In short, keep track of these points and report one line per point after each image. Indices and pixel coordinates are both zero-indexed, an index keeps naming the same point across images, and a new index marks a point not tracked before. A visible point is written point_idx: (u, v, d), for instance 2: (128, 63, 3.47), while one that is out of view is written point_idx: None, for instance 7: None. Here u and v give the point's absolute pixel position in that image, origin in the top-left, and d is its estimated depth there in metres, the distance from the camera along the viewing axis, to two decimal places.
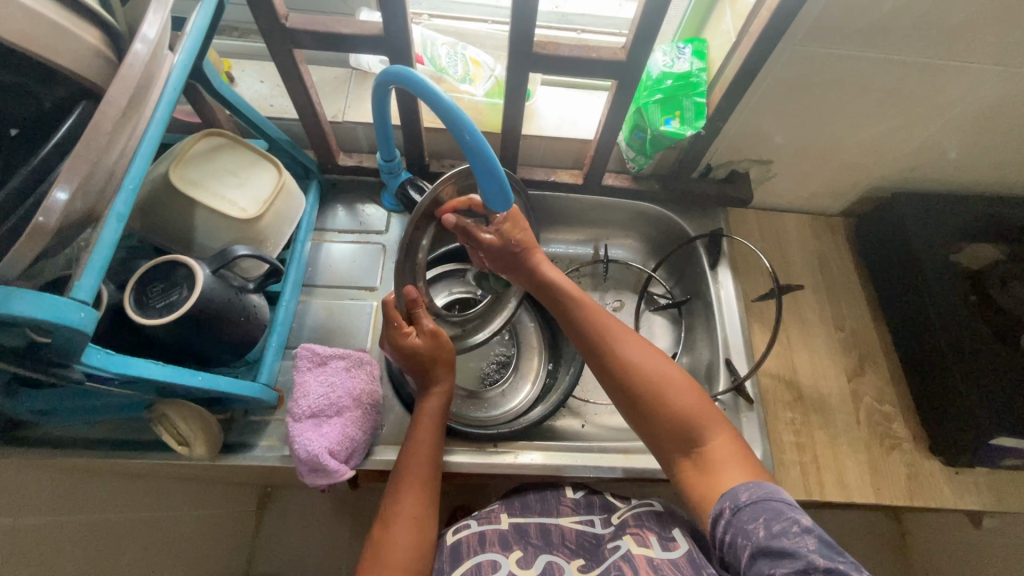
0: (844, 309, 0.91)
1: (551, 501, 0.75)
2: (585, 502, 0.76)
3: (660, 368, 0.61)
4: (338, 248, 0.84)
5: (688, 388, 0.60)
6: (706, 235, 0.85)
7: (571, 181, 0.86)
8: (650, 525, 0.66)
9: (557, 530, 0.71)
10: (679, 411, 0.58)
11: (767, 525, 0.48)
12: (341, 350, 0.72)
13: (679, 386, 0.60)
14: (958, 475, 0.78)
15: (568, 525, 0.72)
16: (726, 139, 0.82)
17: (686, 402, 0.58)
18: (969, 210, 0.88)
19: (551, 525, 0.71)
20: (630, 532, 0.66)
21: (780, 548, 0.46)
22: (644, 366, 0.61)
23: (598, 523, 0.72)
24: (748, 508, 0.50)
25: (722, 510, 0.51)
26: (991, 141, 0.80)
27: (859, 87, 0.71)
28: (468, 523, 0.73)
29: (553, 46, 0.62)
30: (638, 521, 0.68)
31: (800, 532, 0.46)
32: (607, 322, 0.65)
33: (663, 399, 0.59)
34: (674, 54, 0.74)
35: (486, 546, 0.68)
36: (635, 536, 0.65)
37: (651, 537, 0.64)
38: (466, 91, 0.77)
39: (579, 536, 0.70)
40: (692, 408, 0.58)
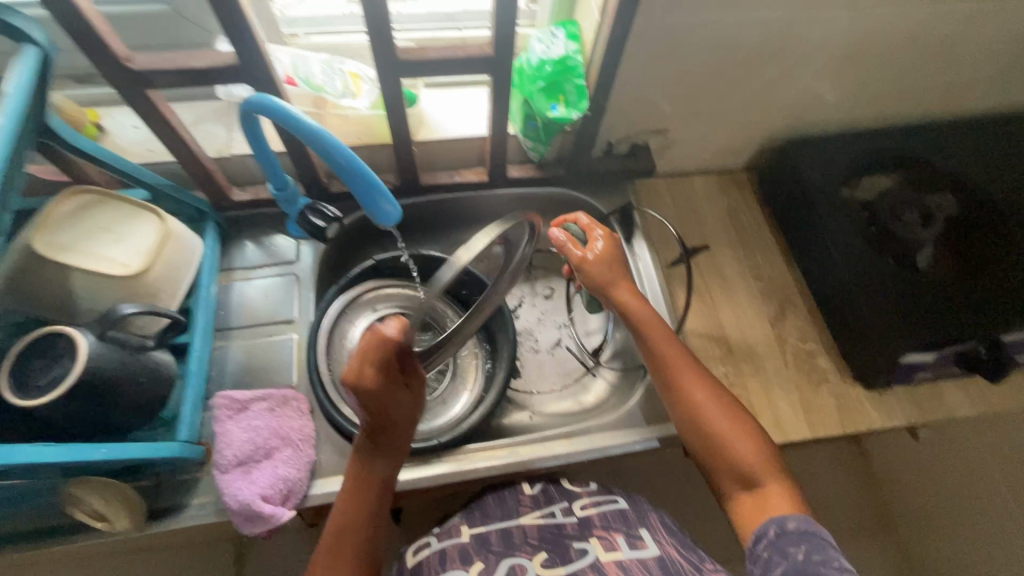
0: (760, 259, 0.95)
1: (510, 501, 0.75)
2: (543, 496, 0.76)
3: (725, 403, 0.64)
4: (249, 285, 0.81)
5: (742, 425, 0.63)
6: (617, 211, 0.87)
7: (477, 179, 0.85)
8: (616, 525, 0.70)
9: (519, 531, 0.70)
10: (737, 449, 0.62)
11: (808, 552, 0.53)
12: (263, 391, 0.70)
13: (734, 427, 0.63)
14: (882, 396, 0.83)
15: (529, 522, 0.71)
16: (619, 115, 0.83)
17: (739, 436, 0.62)
18: (854, 146, 0.93)
19: (513, 527, 0.71)
20: (597, 535, 0.68)
21: (816, 573, 0.52)
22: (704, 406, 0.64)
23: (558, 512, 0.73)
24: (797, 536, 0.55)
25: (766, 531, 0.57)
26: (859, 80, 0.84)
27: (726, 47, 0.73)
28: (428, 543, 0.72)
29: (419, 50, 0.61)
30: (605, 522, 0.70)
31: (840, 567, 0.52)
32: (679, 358, 0.67)
33: (721, 437, 0.63)
34: (549, 39, 0.74)
35: (448, 565, 0.67)
36: (602, 541, 0.67)
37: (618, 538, 0.68)
38: (349, 106, 0.75)
39: (541, 529, 0.70)
40: (747, 443, 0.62)
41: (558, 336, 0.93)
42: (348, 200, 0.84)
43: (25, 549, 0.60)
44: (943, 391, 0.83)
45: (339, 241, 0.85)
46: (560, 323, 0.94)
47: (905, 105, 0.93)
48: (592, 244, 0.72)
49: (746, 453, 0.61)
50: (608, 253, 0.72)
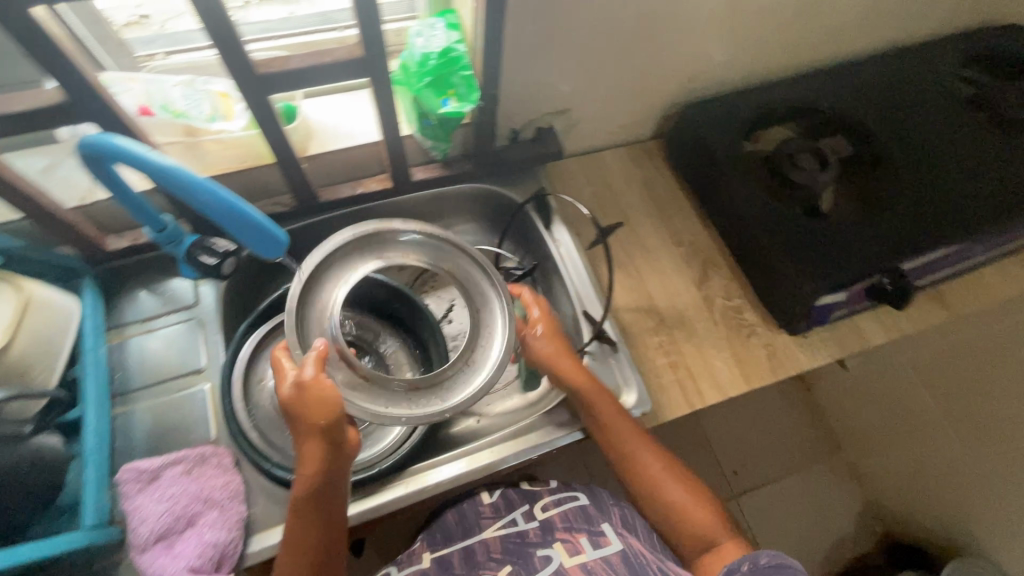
0: (679, 224, 0.96)
1: (470, 515, 0.74)
2: (504, 503, 0.74)
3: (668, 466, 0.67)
4: (148, 339, 0.74)
5: (688, 490, 0.66)
6: (531, 198, 0.85)
7: (381, 187, 0.81)
8: (579, 526, 0.69)
9: (481, 547, 0.69)
10: (691, 514, 0.64)
11: None
12: (176, 453, 0.64)
13: (685, 492, 0.66)
14: (806, 339, 0.87)
15: (491, 535, 0.70)
16: (516, 100, 0.81)
17: (688, 501, 0.65)
18: (749, 102, 0.95)
19: (475, 544, 0.70)
20: (560, 539, 0.68)
21: None
22: (657, 473, 0.66)
23: (519, 518, 0.72)
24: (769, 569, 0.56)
25: (739, 567, 0.57)
26: (742, 36, 0.86)
27: (607, 19, 0.72)
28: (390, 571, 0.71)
29: (281, 61, 0.56)
30: (567, 523, 0.70)
31: None
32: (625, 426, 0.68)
33: (674, 502, 0.65)
34: (428, 31, 0.70)
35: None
36: (565, 545, 0.67)
37: (581, 540, 0.67)
38: (222, 129, 0.69)
39: (503, 541, 0.69)
40: (694, 506, 0.65)
41: None
42: None
43: None
44: (859, 324, 0.88)
45: (242, 274, 0.79)
46: None
47: (790, 57, 0.96)
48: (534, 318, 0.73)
49: (699, 516, 0.64)
50: (550, 329, 0.73)
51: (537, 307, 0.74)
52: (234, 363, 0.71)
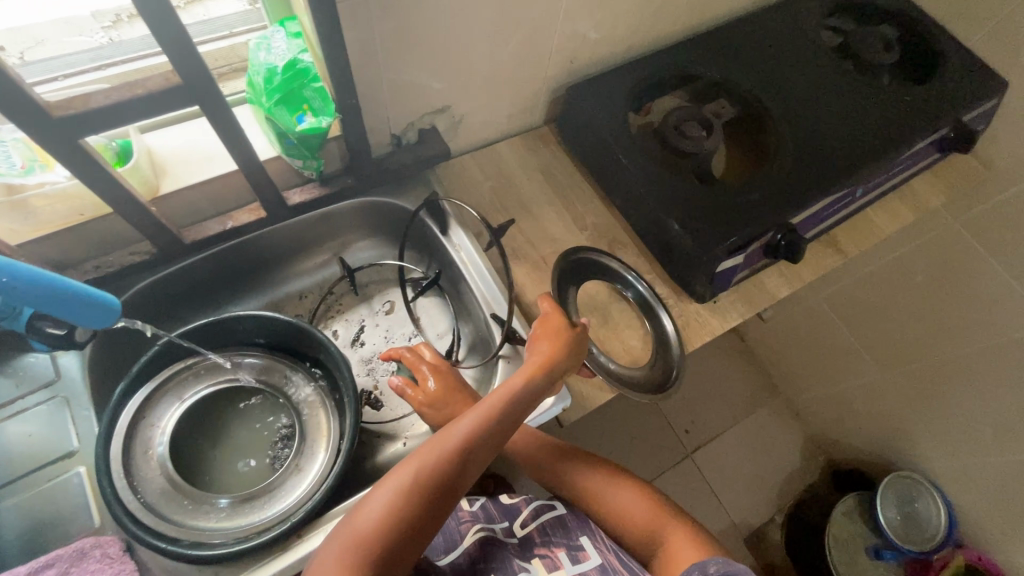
0: (583, 208, 0.95)
1: (452, 524, 0.70)
2: (483, 513, 0.71)
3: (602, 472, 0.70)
4: (6, 429, 0.65)
5: (633, 493, 0.67)
6: (423, 205, 0.81)
7: (255, 217, 0.75)
8: (557, 539, 0.66)
9: (464, 559, 0.65)
10: (635, 515, 0.65)
11: None
12: (51, 553, 0.56)
13: (628, 496, 0.66)
14: (717, 303, 0.88)
15: (472, 543, 0.67)
16: (387, 104, 0.76)
17: (631, 504, 0.66)
18: (631, 76, 0.94)
19: (461, 557, 0.66)
20: (539, 554, 0.64)
21: None
22: (599, 483, 0.68)
23: (500, 531, 0.68)
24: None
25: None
26: (610, 11, 0.84)
27: (463, 10, 0.68)
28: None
29: (82, 99, 0.49)
30: (546, 538, 0.66)
31: None
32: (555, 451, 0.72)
33: (618, 508, 0.66)
34: (266, 42, 0.65)
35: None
36: (544, 560, 0.63)
37: (560, 554, 0.63)
38: (46, 181, 0.61)
39: (484, 547, 0.65)
40: (637, 508, 0.65)
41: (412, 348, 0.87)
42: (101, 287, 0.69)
43: None
44: (764, 280, 0.91)
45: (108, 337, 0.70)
46: (410, 335, 0.88)
47: (666, 25, 0.96)
48: (423, 379, 0.71)
49: (644, 514, 0.65)
50: (444, 384, 0.71)
51: (425, 365, 0.72)
52: (108, 432, 0.64)
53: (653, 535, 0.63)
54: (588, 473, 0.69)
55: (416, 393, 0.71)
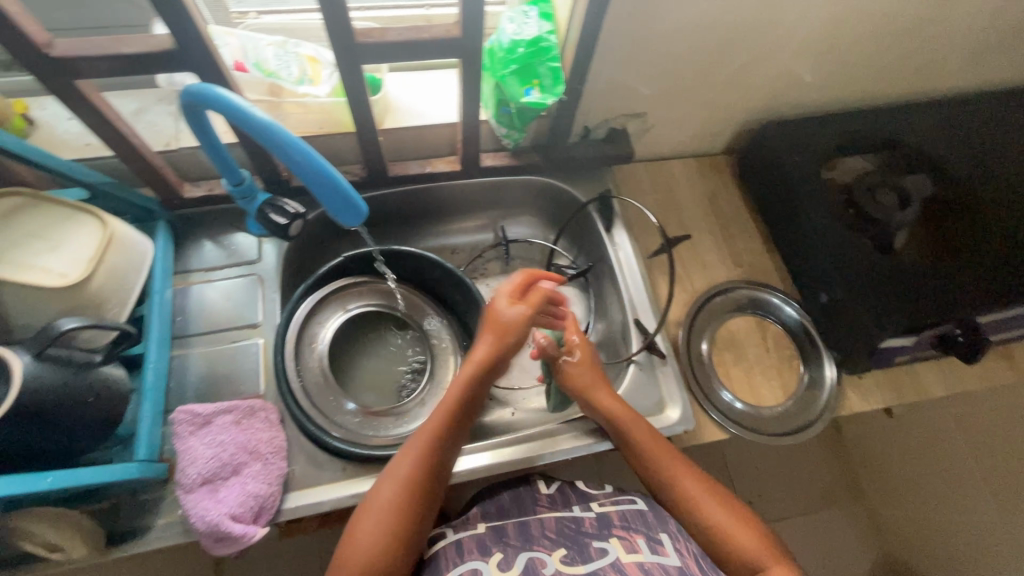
0: (741, 245, 0.93)
1: (527, 499, 0.69)
2: (560, 496, 0.69)
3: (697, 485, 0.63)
4: (209, 288, 0.76)
5: (730, 510, 0.61)
6: (596, 199, 0.85)
7: (449, 169, 0.82)
8: (636, 527, 0.62)
9: (536, 524, 0.64)
10: (735, 537, 0.59)
11: None
12: (228, 403, 0.65)
13: (725, 513, 0.61)
14: (861, 380, 0.83)
15: (548, 517, 0.65)
16: (595, 98, 0.80)
17: (730, 522, 0.60)
18: (833, 127, 0.91)
19: (531, 521, 0.65)
20: (616, 535, 0.61)
21: None
22: (694, 491, 0.63)
23: (577, 512, 0.66)
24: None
25: None
26: (839, 58, 0.81)
27: (705, 27, 0.70)
28: (444, 534, 0.66)
29: (380, 32, 0.56)
30: (624, 521, 0.63)
31: None
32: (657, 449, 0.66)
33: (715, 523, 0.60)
34: (520, 19, 0.70)
35: (466, 555, 0.61)
36: (621, 540, 0.60)
37: (638, 541, 0.60)
38: (308, 93, 0.70)
39: (558, 524, 0.63)
40: (739, 527, 0.60)
41: None
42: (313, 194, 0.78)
43: None
44: (919, 372, 0.84)
45: (304, 238, 0.80)
46: None
47: (885, 85, 0.92)
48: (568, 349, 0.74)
49: (746, 538, 0.59)
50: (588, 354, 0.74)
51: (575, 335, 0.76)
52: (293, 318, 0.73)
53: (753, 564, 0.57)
54: (682, 474, 0.64)
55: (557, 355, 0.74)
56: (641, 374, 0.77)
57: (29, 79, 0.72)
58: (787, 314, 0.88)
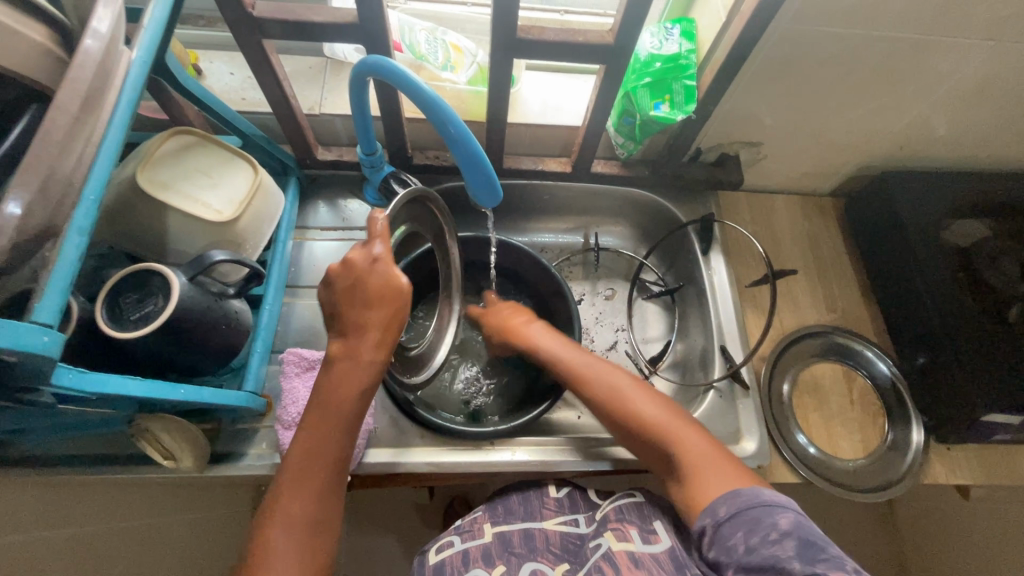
0: (836, 291, 0.91)
1: (534, 502, 0.69)
2: (568, 501, 0.70)
3: (626, 383, 0.64)
4: (321, 246, 0.81)
5: (663, 406, 0.62)
6: (698, 221, 0.85)
7: (559, 169, 0.84)
8: (630, 518, 0.62)
9: (541, 534, 0.65)
10: (668, 437, 0.59)
11: (746, 538, 0.49)
12: (329, 353, 0.70)
13: (659, 408, 0.61)
14: (949, 451, 0.79)
15: (552, 528, 0.66)
16: (716, 122, 0.80)
17: (664, 421, 0.60)
18: (959, 186, 0.87)
19: (535, 530, 0.65)
20: (611, 529, 0.62)
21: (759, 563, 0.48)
22: (630, 395, 0.63)
23: (582, 522, 0.67)
24: (727, 523, 0.51)
25: (704, 525, 0.53)
26: (980, 116, 0.78)
27: (847, 67, 0.69)
28: (451, 540, 0.65)
29: (539, 30, 0.59)
30: (620, 515, 0.63)
31: (778, 538, 0.48)
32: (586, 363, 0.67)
33: (651, 427, 0.60)
34: (662, 35, 0.72)
35: (471, 563, 0.62)
36: (615, 532, 0.61)
37: (632, 531, 0.61)
38: (448, 79, 0.74)
39: (563, 540, 0.65)
40: (668, 423, 0.60)
41: (615, 339, 0.89)
42: (429, 173, 0.83)
43: (91, 473, 0.62)
44: (1014, 455, 0.79)
45: None
46: (618, 326, 0.90)
47: None
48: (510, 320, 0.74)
49: (678, 436, 0.59)
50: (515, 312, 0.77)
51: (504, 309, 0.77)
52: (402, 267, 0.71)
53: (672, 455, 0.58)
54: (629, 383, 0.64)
55: (522, 331, 0.73)
56: (720, 402, 0.77)
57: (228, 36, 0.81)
58: (878, 369, 0.85)
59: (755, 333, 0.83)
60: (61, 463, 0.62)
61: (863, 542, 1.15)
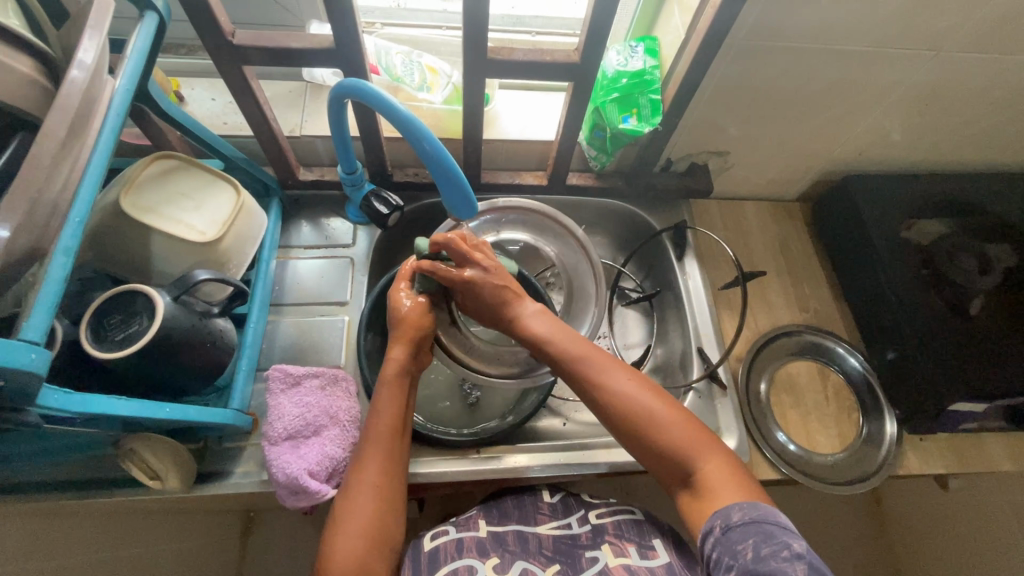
0: (807, 291, 0.94)
1: (528, 506, 0.69)
2: (562, 505, 0.70)
3: (637, 390, 0.58)
4: (304, 264, 0.82)
5: (672, 408, 0.58)
6: (672, 228, 0.88)
7: (536, 182, 0.87)
8: (629, 534, 0.65)
9: (534, 539, 0.65)
10: (668, 442, 0.56)
11: (756, 547, 0.48)
12: (316, 368, 0.71)
13: (662, 412, 0.57)
14: (922, 441, 0.82)
15: (545, 532, 0.66)
16: (683, 134, 0.84)
17: (674, 429, 0.56)
18: (916, 188, 0.91)
19: (529, 535, 0.66)
20: (609, 542, 0.64)
21: (767, 571, 0.46)
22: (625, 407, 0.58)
23: (575, 523, 0.67)
24: (741, 527, 0.49)
25: (711, 527, 0.51)
26: (930, 121, 0.83)
27: (802, 79, 0.73)
28: (445, 531, 0.67)
29: (508, 51, 0.62)
30: (618, 530, 0.65)
31: (790, 557, 0.46)
32: (594, 356, 0.60)
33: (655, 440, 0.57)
34: (628, 53, 0.76)
35: (464, 552, 0.63)
36: (613, 546, 0.63)
37: (630, 547, 0.63)
38: (424, 99, 0.77)
39: (555, 541, 0.65)
40: (685, 435, 0.56)
41: None
42: (409, 190, 0.85)
43: (75, 498, 0.62)
44: (984, 442, 0.82)
45: (394, 230, 0.86)
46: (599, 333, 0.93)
47: (974, 154, 0.92)
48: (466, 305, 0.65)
49: (680, 441, 0.56)
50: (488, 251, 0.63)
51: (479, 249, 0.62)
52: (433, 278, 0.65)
53: (675, 461, 0.56)
54: (620, 384, 0.59)
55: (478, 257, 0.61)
56: (700, 402, 0.79)
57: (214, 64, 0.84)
58: (850, 364, 0.88)
59: (731, 335, 0.86)
60: (45, 489, 0.63)
61: (852, 539, 1.17)
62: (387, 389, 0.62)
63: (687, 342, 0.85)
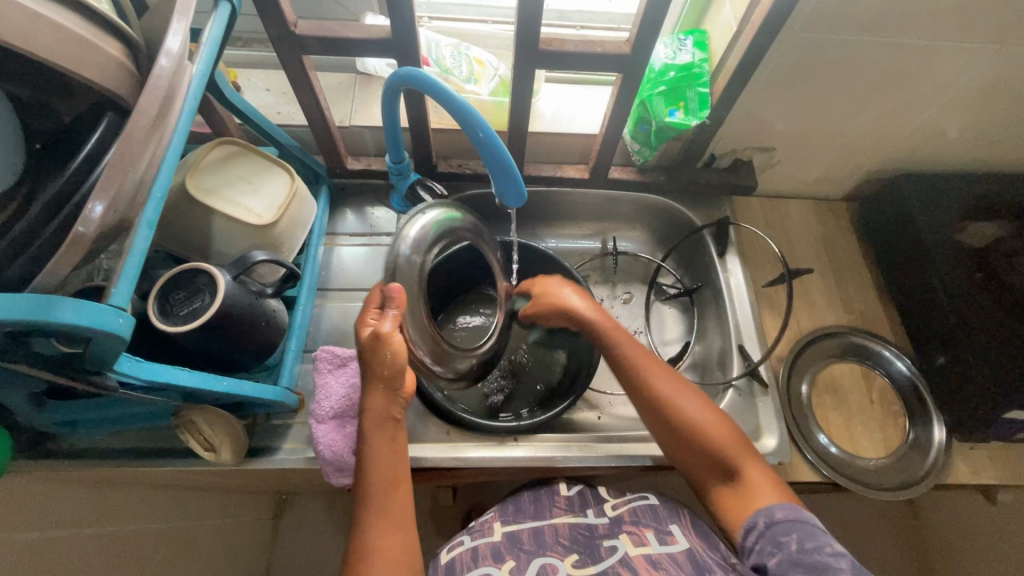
0: (852, 292, 0.92)
1: (544, 501, 0.71)
2: (578, 498, 0.71)
3: (693, 419, 0.62)
4: (349, 251, 0.84)
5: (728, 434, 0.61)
6: (713, 224, 0.87)
7: (578, 176, 0.88)
8: (646, 521, 0.65)
9: (550, 529, 0.66)
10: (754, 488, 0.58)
11: (801, 541, 0.53)
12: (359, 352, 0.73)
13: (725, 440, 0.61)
14: (972, 450, 0.79)
15: (561, 522, 0.67)
16: (729, 129, 0.83)
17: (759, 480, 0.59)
18: (972, 188, 0.88)
19: (545, 526, 0.66)
20: (626, 531, 0.64)
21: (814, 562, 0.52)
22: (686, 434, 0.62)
23: (591, 515, 0.68)
24: (784, 524, 0.55)
25: (756, 523, 0.56)
26: (991, 119, 0.80)
27: (855, 73, 0.72)
28: (461, 539, 0.67)
29: (559, 42, 0.63)
30: (634, 519, 0.66)
31: (835, 553, 0.52)
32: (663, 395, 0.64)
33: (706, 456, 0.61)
34: (676, 46, 0.76)
35: (480, 560, 0.63)
36: (630, 536, 0.63)
37: (648, 534, 0.63)
38: (471, 91, 0.78)
39: (572, 531, 0.66)
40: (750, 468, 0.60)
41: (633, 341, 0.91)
42: (453, 181, 0.86)
43: (135, 465, 0.66)
44: None
45: None
46: (636, 329, 0.92)
47: None
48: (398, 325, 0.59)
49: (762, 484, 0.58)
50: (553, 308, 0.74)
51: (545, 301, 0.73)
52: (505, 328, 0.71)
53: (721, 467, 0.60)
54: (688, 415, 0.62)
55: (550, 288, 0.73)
56: (739, 399, 0.78)
57: (270, 55, 0.87)
58: (896, 368, 0.85)
59: (773, 334, 0.85)
60: (109, 456, 0.67)
61: (890, 549, 1.14)
62: (374, 432, 0.60)
63: (725, 340, 0.84)
